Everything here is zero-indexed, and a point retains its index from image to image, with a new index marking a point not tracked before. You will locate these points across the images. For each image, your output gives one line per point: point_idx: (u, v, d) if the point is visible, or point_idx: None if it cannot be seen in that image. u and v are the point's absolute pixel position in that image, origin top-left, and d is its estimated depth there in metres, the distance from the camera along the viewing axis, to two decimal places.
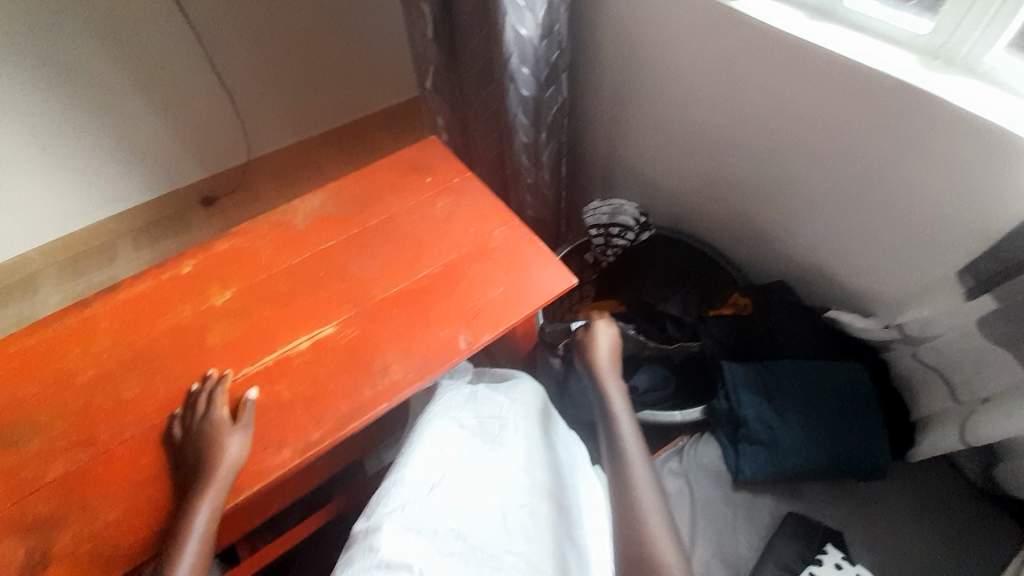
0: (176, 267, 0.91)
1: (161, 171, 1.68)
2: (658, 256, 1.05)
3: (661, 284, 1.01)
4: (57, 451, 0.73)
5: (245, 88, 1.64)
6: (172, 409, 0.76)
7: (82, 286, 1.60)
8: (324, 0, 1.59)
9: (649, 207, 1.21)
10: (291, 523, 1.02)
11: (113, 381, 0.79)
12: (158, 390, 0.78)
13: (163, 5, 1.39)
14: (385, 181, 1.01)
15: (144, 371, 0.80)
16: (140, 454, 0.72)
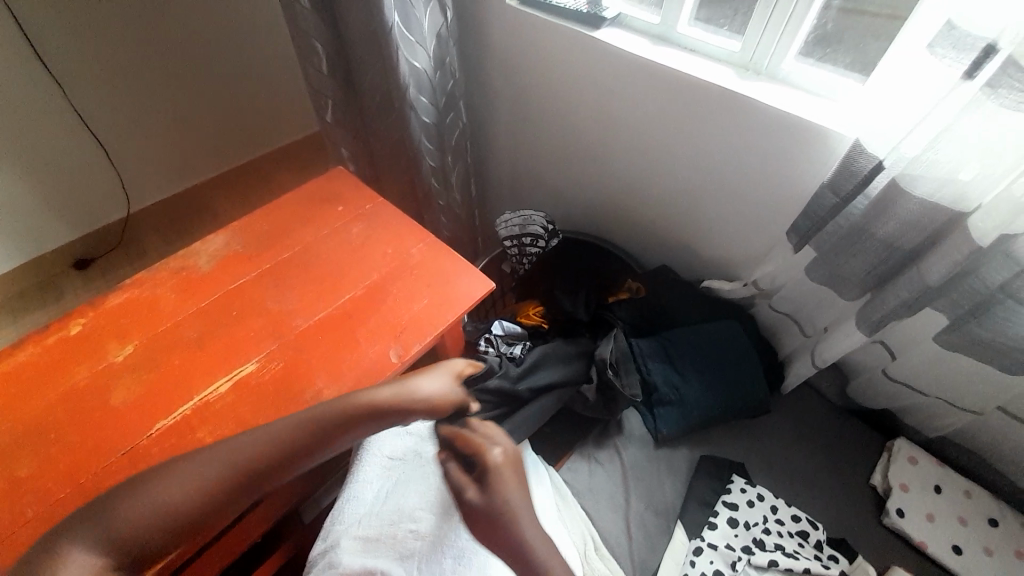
0: (62, 330, 0.83)
1: (21, 234, 1.49)
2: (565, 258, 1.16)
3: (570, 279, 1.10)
4: None
5: (119, 133, 1.53)
6: (80, 478, 0.69)
7: None
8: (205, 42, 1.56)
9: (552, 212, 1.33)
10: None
11: (1, 462, 0.70)
12: (60, 461, 0.71)
13: (16, 56, 1.27)
14: (295, 214, 1.01)
15: (39, 444, 0.72)
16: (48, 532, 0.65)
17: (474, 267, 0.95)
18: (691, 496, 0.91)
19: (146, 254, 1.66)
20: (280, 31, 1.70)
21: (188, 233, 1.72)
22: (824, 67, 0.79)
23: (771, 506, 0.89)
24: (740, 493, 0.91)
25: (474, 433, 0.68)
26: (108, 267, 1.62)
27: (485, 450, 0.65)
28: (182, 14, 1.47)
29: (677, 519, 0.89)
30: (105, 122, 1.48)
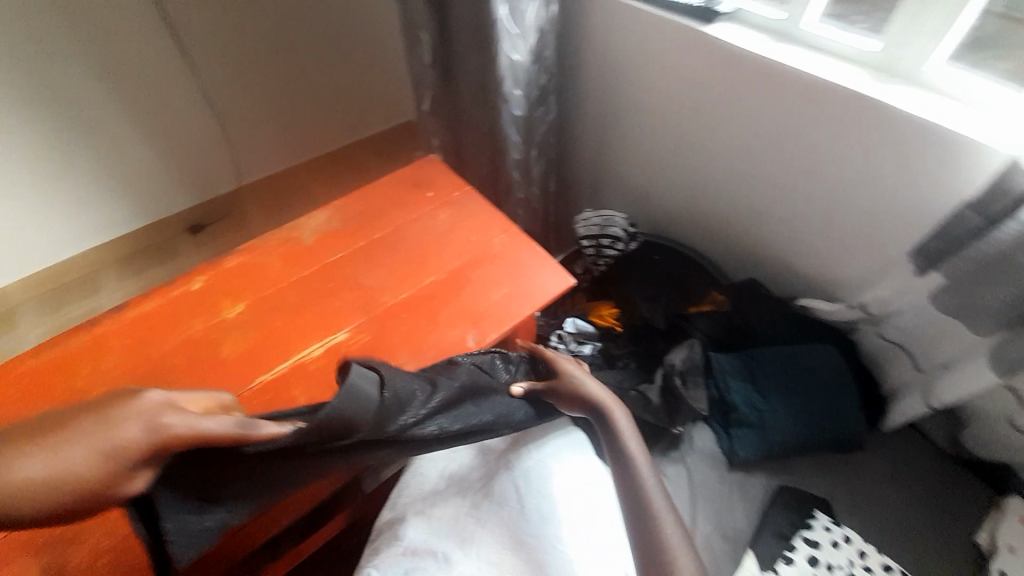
0: (185, 284, 0.94)
1: (151, 196, 1.70)
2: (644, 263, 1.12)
3: (649, 285, 1.08)
4: None
5: (238, 111, 1.69)
6: None
7: (67, 317, 1.59)
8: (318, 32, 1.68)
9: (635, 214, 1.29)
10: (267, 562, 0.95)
11: None
12: None
13: (163, 41, 1.45)
14: (387, 198, 1.06)
15: (159, 383, 0.82)
16: None
17: (554, 263, 0.95)
18: (765, 526, 0.85)
19: (249, 224, 1.83)
20: (386, 24, 1.79)
21: (283, 208, 1.86)
22: (983, 79, 0.69)
23: (858, 550, 0.80)
24: (823, 532, 0.82)
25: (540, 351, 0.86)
26: (214, 234, 1.80)
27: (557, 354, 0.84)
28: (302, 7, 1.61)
29: (747, 548, 0.82)
30: (227, 101, 1.65)
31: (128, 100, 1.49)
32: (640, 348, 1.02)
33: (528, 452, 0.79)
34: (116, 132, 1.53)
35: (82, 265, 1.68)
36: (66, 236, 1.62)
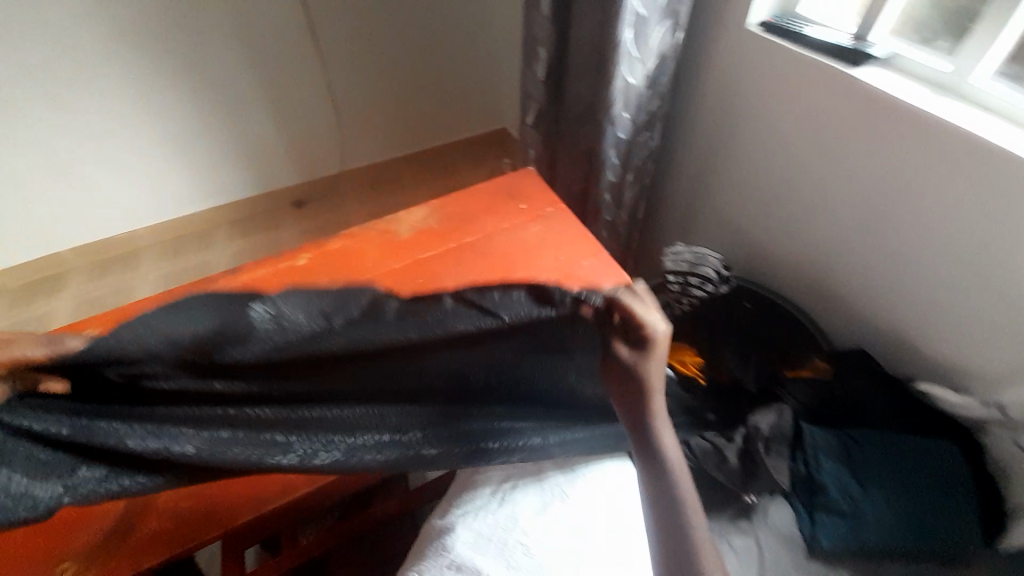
0: (291, 260, 1.01)
1: (266, 170, 1.88)
2: (736, 315, 1.08)
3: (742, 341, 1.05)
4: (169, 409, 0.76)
5: (353, 101, 1.83)
6: None
7: (180, 266, 1.78)
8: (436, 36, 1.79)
9: (729, 254, 1.22)
10: (310, 535, 1.01)
11: None
12: None
13: (300, 32, 1.62)
14: (482, 204, 1.08)
15: None
16: None
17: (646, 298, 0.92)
18: None
19: (345, 207, 1.95)
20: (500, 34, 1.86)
21: (378, 197, 1.97)
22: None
23: None
24: None
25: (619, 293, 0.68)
26: (311, 212, 1.93)
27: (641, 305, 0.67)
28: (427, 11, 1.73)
29: None
30: (345, 91, 1.79)
31: (265, 81, 1.68)
32: (717, 398, 0.96)
33: (589, 469, 0.77)
34: (249, 107, 1.71)
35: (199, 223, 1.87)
36: (191, 193, 1.83)
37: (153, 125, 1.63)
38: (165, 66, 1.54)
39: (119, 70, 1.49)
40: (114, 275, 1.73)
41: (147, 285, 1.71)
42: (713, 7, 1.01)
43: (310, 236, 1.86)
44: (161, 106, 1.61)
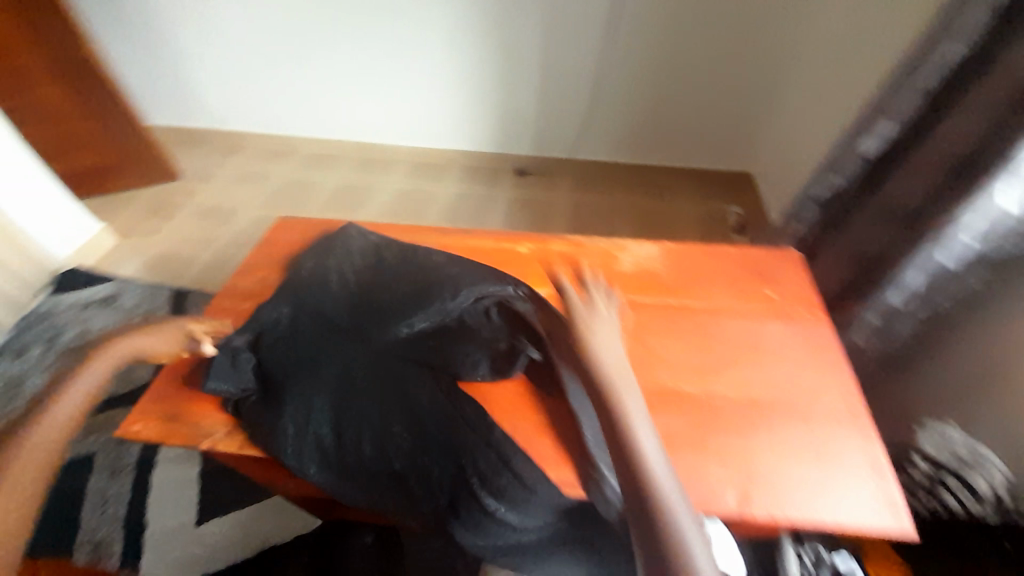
0: (514, 244, 1.02)
1: (508, 135, 2.22)
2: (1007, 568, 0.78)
3: None
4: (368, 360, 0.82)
5: (614, 98, 2.03)
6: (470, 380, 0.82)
7: (423, 185, 2.26)
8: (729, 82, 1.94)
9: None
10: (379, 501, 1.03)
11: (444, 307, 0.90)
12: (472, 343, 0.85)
13: (599, 33, 1.86)
14: (727, 272, 0.92)
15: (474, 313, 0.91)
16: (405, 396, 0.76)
17: (894, 485, 0.66)
18: None
19: (556, 191, 2.19)
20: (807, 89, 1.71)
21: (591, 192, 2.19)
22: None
23: None
24: None
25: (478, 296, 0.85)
26: (526, 182, 2.25)
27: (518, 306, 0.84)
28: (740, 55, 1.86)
29: None
30: (611, 87, 2.00)
31: (554, 57, 1.94)
32: None
33: None
34: (529, 74, 2.01)
35: (445, 157, 2.32)
36: (446, 134, 2.27)
37: (452, 77, 2.07)
38: (492, 29, 1.91)
39: (469, 28, 1.91)
40: (374, 173, 2.31)
41: (389, 189, 2.24)
42: None
43: (516, 204, 2.16)
44: (477, 57, 1.99)
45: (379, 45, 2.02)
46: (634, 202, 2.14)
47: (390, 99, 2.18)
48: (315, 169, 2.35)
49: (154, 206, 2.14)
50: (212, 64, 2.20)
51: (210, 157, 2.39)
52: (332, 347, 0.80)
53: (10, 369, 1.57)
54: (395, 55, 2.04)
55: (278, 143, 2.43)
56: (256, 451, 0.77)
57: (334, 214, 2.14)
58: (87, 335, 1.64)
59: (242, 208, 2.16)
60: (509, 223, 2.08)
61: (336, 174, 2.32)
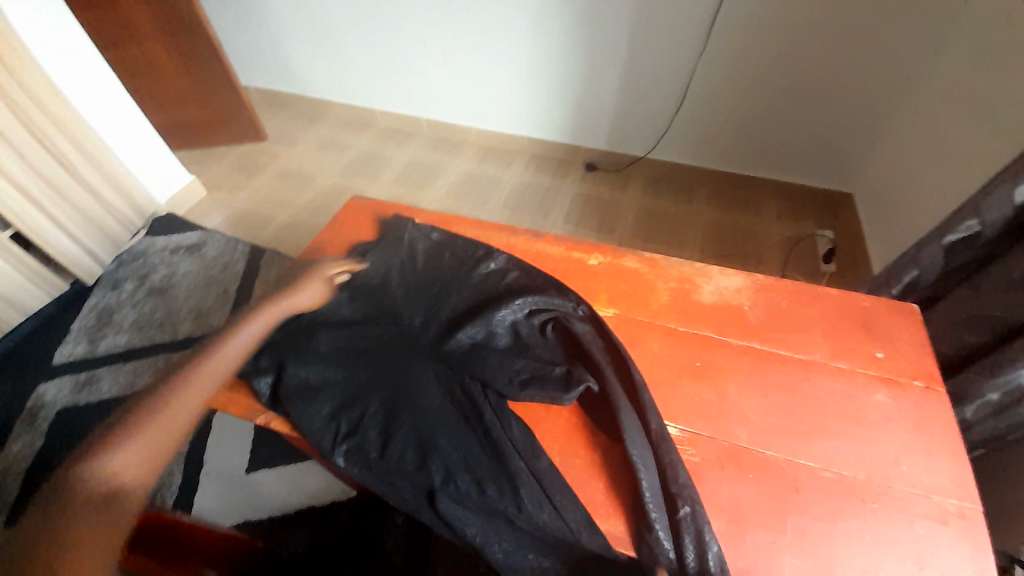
0: (583, 254, 0.96)
1: (583, 128, 2.12)
2: None
3: None
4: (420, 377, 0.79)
5: (706, 97, 1.87)
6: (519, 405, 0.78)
7: (489, 170, 2.23)
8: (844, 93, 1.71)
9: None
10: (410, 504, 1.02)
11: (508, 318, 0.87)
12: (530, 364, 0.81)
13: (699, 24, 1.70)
14: (823, 320, 0.82)
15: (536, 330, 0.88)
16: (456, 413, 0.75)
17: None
18: None
19: (627, 191, 2.09)
20: (938, 107, 1.46)
21: (664, 197, 2.06)
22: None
23: None
24: None
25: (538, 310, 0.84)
26: (597, 179, 2.15)
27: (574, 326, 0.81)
28: (859, 62, 1.63)
29: None
30: (704, 86, 1.84)
31: (646, 48, 1.81)
32: None
33: None
34: (614, 66, 1.89)
35: (515, 143, 2.28)
36: (519, 120, 2.22)
37: (532, 63, 1.99)
38: (583, 14, 1.80)
39: (557, 12, 1.81)
40: (443, 153, 2.32)
41: (457, 170, 2.24)
42: None
43: (583, 200, 2.08)
44: (562, 43, 1.89)
45: (463, 23, 1.97)
46: (711, 214, 1.98)
47: (469, 80, 2.15)
48: (389, 144, 2.38)
49: (241, 163, 2.26)
50: (304, 31, 2.26)
51: (294, 122, 2.49)
52: (385, 342, 0.82)
53: (106, 297, 1.72)
54: (478, 35, 1.98)
55: (359, 114, 2.48)
56: (299, 435, 0.76)
57: (401, 190, 2.17)
58: (172, 279, 1.77)
59: (317, 174, 2.24)
60: (573, 220, 2.01)
61: (408, 150, 2.34)
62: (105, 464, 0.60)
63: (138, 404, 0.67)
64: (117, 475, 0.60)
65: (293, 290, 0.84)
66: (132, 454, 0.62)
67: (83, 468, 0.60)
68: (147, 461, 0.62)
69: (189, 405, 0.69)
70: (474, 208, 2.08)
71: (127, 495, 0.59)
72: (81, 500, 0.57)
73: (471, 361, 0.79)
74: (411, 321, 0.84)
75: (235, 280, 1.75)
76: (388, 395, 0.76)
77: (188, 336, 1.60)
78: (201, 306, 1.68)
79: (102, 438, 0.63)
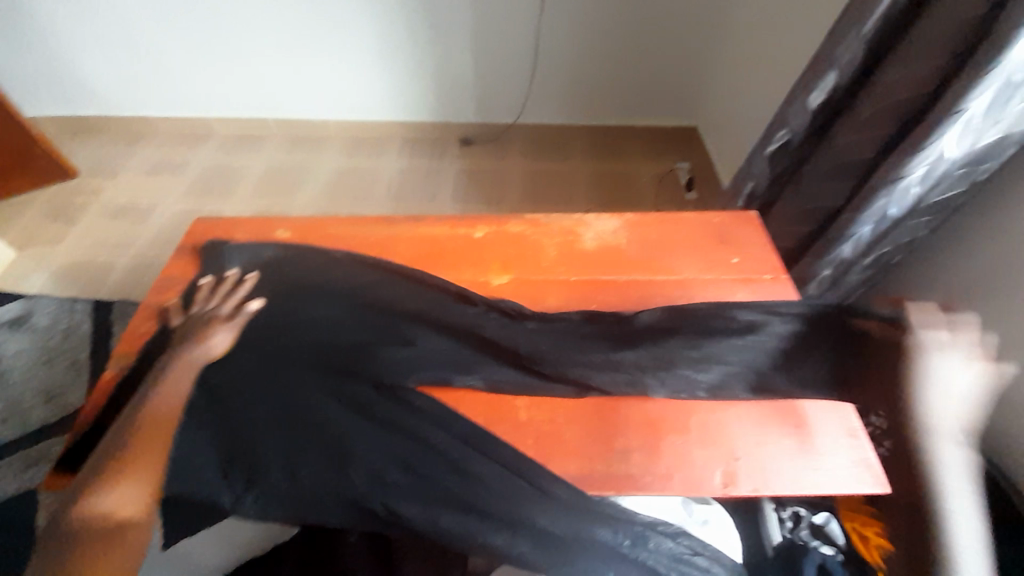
0: (468, 228, 0.95)
1: (446, 103, 2.08)
2: None
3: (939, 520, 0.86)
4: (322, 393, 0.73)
5: (554, 54, 1.92)
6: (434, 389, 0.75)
7: (361, 163, 2.09)
8: (671, 34, 1.87)
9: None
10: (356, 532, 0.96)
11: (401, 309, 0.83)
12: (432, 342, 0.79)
13: None
14: (688, 240, 0.91)
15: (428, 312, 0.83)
16: (368, 411, 0.71)
17: (868, 443, 0.69)
18: None
19: (506, 158, 2.11)
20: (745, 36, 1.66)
21: (541, 157, 2.11)
22: (982, 518, 0.65)
23: None
24: None
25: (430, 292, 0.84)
26: (474, 152, 2.13)
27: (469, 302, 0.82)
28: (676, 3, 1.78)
29: None
30: (549, 42, 1.89)
31: (486, 13, 1.80)
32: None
33: None
34: (462, 33, 1.86)
35: (381, 130, 2.16)
36: (377, 105, 2.10)
37: (376, 41, 1.88)
38: None
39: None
40: (305, 153, 2.13)
41: (325, 169, 2.07)
42: None
43: (465, 176, 2.05)
44: (402, 15, 1.81)
45: (288, 4, 1.80)
46: (587, 166, 2.08)
47: (312, 68, 1.98)
48: (237, 154, 2.12)
49: (54, 209, 1.87)
50: (93, 36, 1.90)
51: (111, 149, 2.11)
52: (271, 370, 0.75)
53: None
54: (310, 15, 1.83)
55: (190, 126, 2.17)
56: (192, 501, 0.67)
57: (266, 202, 1.95)
58: None
59: (159, 203, 1.93)
60: (460, 197, 1.98)
61: (263, 156, 2.11)
62: (98, 509, 0.64)
63: (107, 446, 0.69)
64: (114, 514, 0.64)
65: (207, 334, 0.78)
66: (122, 493, 0.65)
67: (78, 516, 0.63)
68: (136, 498, 0.66)
69: (154, 441, 0.69)
70: (356, 205, 1.96)
71: (129, 531, 0.64)
72: (86, 540, 0.62)
73: (372, 365, 0.75)
74: (299, 341, 0.78)
75: (86, 345, 1.47)
76: (291, 423, 0.71)
77: (42, 425, 1.32)
78: (49, 385, 1.40)
79: (85, 485, 0.66)
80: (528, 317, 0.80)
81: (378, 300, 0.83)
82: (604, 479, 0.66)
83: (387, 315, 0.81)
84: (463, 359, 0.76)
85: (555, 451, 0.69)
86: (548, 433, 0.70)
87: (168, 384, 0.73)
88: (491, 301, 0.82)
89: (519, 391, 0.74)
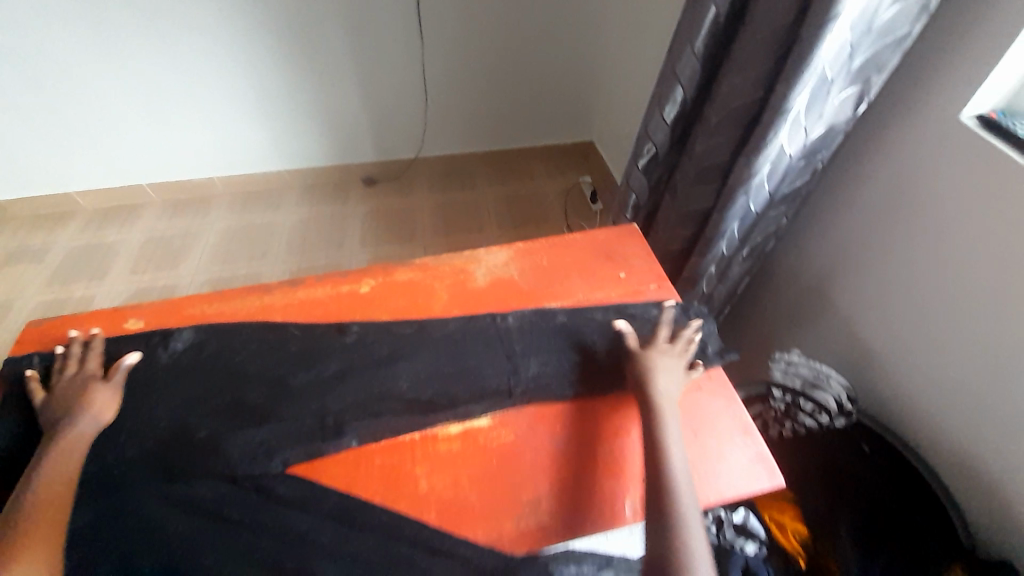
0: (353, 284, 0.89)
1: (342, 145, 2.01)
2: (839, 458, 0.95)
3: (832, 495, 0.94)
4: (190, 509, 0.65)
5: (439, 87, 1.93)
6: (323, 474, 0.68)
7: (256, 218, 1.95)
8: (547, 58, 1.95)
9: (860, 384, 0.99)
10: None
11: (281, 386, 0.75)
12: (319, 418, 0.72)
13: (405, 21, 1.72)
14: (576, 261, 0.91)
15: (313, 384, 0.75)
16: (247, 517, 0.64)
17: (761, 440, 0.71)
18: None
19: (412, 193, 2.07)
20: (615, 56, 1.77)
21: (449, 189, 2.09)
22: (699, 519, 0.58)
23: None
24: None
25: (309, 366, 0.78)
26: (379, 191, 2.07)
27: (353, 367, 0.77)
28: (547, 31, 1.87)
29: None
30: (433, 75, 1.89)
31: (365, 54, 1.77)
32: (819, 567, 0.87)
33: None
34: (345, 77, 1.82)
35: (274, 181, 2.04)
36: (266, 154, 1.97)
37: (252, 91, 1.79)
38: (287, 30, 1.67)
39: (256, 29, 1.65)
40: (189, 217, 1.95)
41: (216, 230, 1.91)
42: (898, 89, 0.83)
43: (373, 217, 1.98)
44: (276, 62, 1.73)
45: (144, 60, 1.65)
46: (491, 192, 2.09)
47: (184, 126, 1.83)
48: (108, 228, 1.90)
49: None
50: None
51: None
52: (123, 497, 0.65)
53: None
54: (172, 71, 1.69)
55: (47, 205, 1.91)
56: None
57: (147, 277, 1.76)
58: None
59: (16, 297, 1.68)
60: (370, 239, 1.90)
61: (139, 227, 1.91)
62: None
63: None
64: None
65: (85, 398, 0.71)
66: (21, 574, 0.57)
67: None
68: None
69: (55, 517, 0.62)
70: (254, 264, 1.81)
71: None
72: None
73: (249, 464, 0.68)
74: (159, 454, 0.69)
75: None
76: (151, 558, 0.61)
77: None
78: None
79: None
80: (416, 375, 0.76)
81: (243, 388, 0.75)
82: (514, 537, 0.63)
83: (256, 402, 0.74)
84: (356, 431, 0.71)
85: (457, 516, 0.65)
86: (450, 497, 0.66)
87: (60, 454, 0.66)
88: (377, 362, 0.78)
89: (414, 457, 0.69)
